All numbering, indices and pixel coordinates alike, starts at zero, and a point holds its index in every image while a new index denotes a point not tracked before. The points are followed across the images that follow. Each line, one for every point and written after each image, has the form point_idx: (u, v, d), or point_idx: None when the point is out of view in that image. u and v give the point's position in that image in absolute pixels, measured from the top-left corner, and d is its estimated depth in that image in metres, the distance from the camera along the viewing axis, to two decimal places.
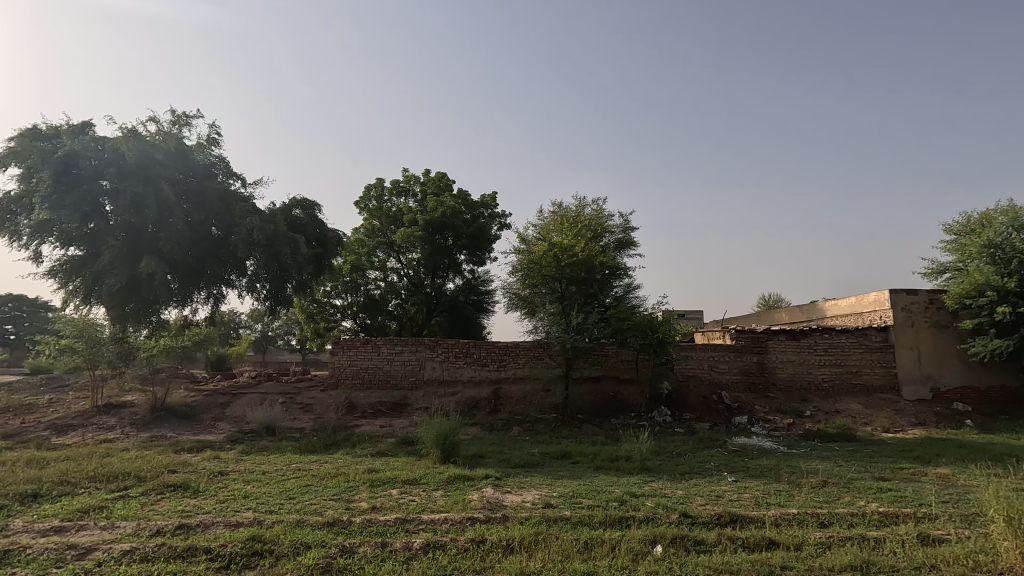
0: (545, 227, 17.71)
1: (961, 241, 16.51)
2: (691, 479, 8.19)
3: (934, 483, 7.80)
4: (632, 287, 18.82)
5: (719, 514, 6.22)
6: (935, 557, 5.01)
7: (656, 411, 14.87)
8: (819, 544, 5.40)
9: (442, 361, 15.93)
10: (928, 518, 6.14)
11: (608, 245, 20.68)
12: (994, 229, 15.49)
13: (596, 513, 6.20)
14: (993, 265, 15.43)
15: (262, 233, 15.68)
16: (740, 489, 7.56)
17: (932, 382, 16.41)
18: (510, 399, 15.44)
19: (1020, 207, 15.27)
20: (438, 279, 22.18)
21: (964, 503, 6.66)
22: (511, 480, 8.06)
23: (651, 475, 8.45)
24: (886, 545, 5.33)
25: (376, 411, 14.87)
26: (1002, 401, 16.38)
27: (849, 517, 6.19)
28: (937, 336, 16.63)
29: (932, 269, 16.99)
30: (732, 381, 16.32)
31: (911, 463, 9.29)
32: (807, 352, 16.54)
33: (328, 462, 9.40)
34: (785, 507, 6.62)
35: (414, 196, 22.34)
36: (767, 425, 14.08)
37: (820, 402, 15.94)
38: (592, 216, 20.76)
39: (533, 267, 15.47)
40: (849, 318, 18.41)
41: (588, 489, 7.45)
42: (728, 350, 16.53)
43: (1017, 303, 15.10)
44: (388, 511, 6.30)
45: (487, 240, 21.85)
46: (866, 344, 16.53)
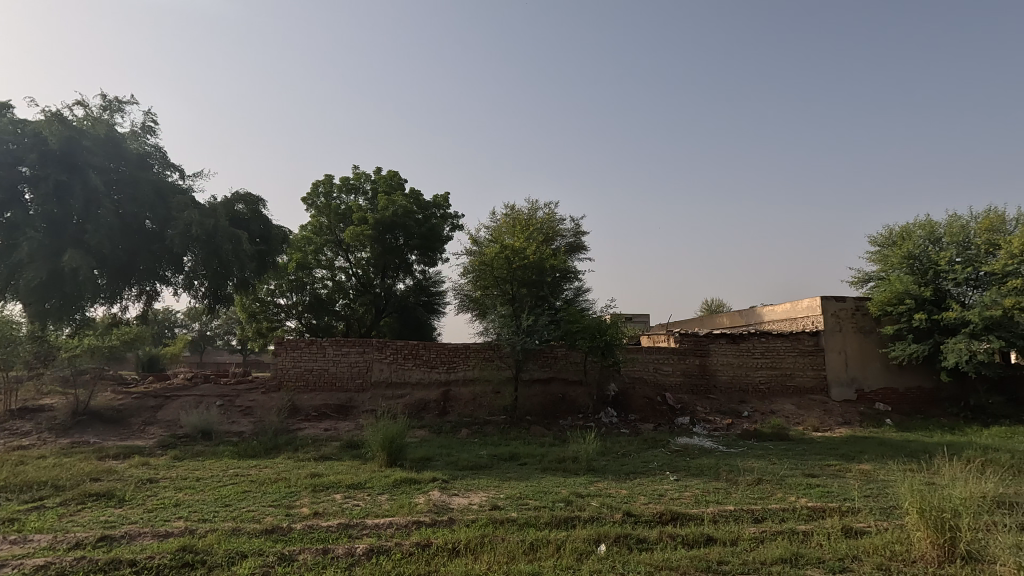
0: (497, 229, 17.75)
1: (884, 252, 17.69)
2: (635, 479, 8.39)
3: (857, 479, 8.32)
4: (582, 290, 19.12)
5: (660, 512, 6.39)
6: (857, 548, 5.33)
7: (603, 413, 15.16)
8: (753, 538, 5.65)
9: (390, 362, 15.68)
10: (851, 511, 6.54)
11: (559, 249, 20.94)
12: (913, 242, 16.71)
13: (542, 514, 6.25)
14: (911, 275, 16.62)
15: (201, 228, 14.93)
16: (681, 488, 7.82)
17: (857, 384, 17.51)
18: (459, 401, 15.35)
19: (936, 222, 16.52)
20: (388, 279, 21.79)
21: (883, 497, 7.15)
22: (459, 482, 8.01)
23: (597, 475, 8.62)
24: (813, 538, 5.63)
25: (320, 413, 14.44)
26: (919, 401, 17.63)
27: (781, 512, 6.52)
28: (862, 341, 17.75)
29: (859, 278, 18.13)
30: (675, 383, 16.85)
31: (838, 460, 9.89)
32: (745, 356, 17.30)
33: (269, 468, 9.05)
34: (723, 504, 6.90)
35: (364, 194, 21.90)
36: (708, 425, 14.64)
37: (757, 403, 16.69)
38: (544, 219, 20.97)
39: (484, 269, 15.49)
40: (784, 323, 19.40)
41: (534, 490, 7.50)
42: (672, 353, 17.05)
43: (932, 311, 16.34)
44: (330, 517, 6.13)
45: (439, 241, 21.64)
46: (799, 348, 17.46)
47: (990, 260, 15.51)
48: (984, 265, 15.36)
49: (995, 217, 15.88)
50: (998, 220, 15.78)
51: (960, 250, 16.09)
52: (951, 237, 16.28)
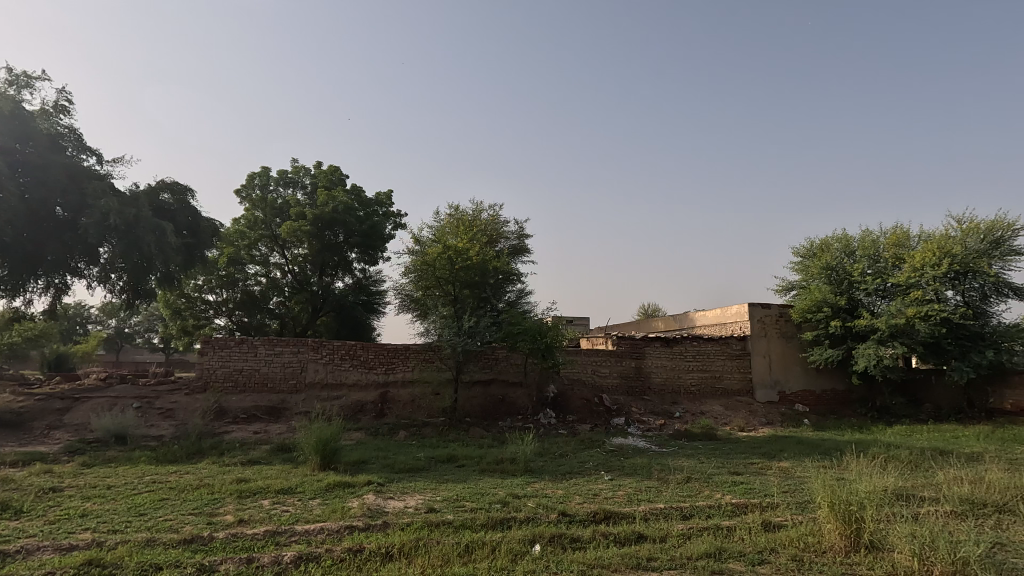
0: (441, 229, 17.59)
1: (805, 263, 18.90)
2: (571, 479, 8.55)
3: (777, 476, 8.84)
4: (524, 293, 19.27)
5: (595, 511, 6.53)
6: (775, 541, 5.65)
7: (542, 414, 15.29)
8: (681, 535, 5.88)
9: (326, 363, 15.20)
10: (771, 506, 6.94)
11: (502, 251, 21.01)
12: (830, 254, 17.96)
13: (478, 516, 6.24)
14: (829, 285, 17.85)
15: (121, 217, 13.94)
16: (615, 487, 8.03)
17: (779, 386, 18.58)
18: (397, 402, 15.08)
19: (851, 236, 17.84)
20: (326, 277, 21.07)
21: (799, 492, 7.63)
22: (394, 485, 7.86)
23: (534, 476, 8.70)
24: (736, 533, 5.93)
25: (250, 416, 13.79)
26: (833, 402, 18.89)
27: (707, 509, 6.82)
28: (784, 346, 18.87)
29: (783, 286, 19.27)
30: (612, 385, 17.29)
31: (760, 458, 10.46)
32: (678, 359, 18.00)
33: (190, 474, 8.53)
34: (654, 502, 7.14)
35: (303, 188, 21.16)
36: (642, 426, 15.11)
37: (688, 404, 17.37)
38: (488, 220, 20.98)
39: (427, 269, 15.32)
40: (715, 328, 20.33)
41: (471, 492, 7.47)
42: (610, 355, 17.49)
43: (846, 318, 17.61)
44: (257, 524, 5.85)
45: (381, 240, 21.17)
46: (727, 352, 18.35)
47: (897, 273, 16.91)
48: (891, 277, 16.73)
49: (901, 233, 17.33)
50: (904, 236, 17.23)
51: (871, 263, 17.44)
52: (863, 251, 17.62)
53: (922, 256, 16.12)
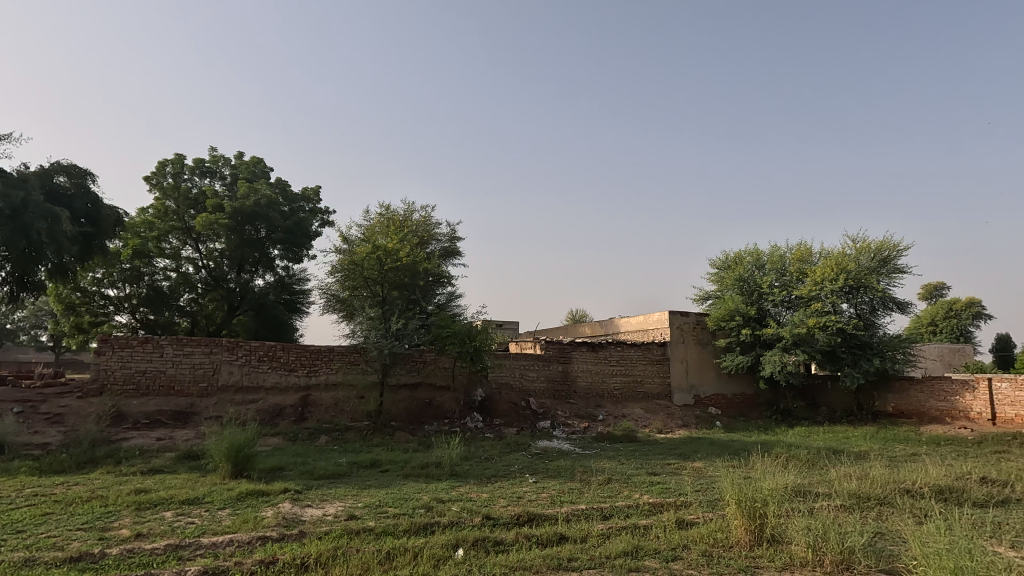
0: (370, 228, 17.17)
1: (720, 275, 20.10)
2: (496, 482, 8.58)
3: (690, 475, 9.31)
4: (454, 295, 19.18)
5: (518, 514, 6.59)
6: (687, 538, 5.93)
7: (469, 417, 15.18)
8: (600, 534, 6.05)
9: (241, 365, 14.39)
10: (684, 505, 7.30)
11: (433, 253, 20.78)
12: (743, 267, 19.24)
13: (400, 522, 6.11)
14: (741, 295, 19.10)
15: (5, 201, 12.53)
16: (539, 489, 8.14)
17: (695, 391, 19.59)
18: (319, 406, 14.49)
19: (762, 250, 19.19)
20: (245, 274, 19.95)
21: (710, 490, 8.09)
22: (313, 492, 7.54)
23: (459, 480, 8.64)
24: (652, 532, 6.18)
25: (153, 421, 12.76)
26: (743, 405, 20.14)
27: (626, 509, 7.07)
28: (700, 352, 19.94)
29: (700, 295, 20.38)
30: (539, 389, 17.54)
31: (676, 459, 10.97)
32: (602, 363, 18.56)
33: (80, 485, 7.76)
34: (576, 503, 7.30)
35: (222, 178, 19.95)
36: (566, 428, 15.41)
37: (611, 407, 17.93)
38: (420, 221, 20.70)
39: (354, 269, 14.90)
40: (638, 334, 21.15)
41: (394, 497, 7.31)
42: (537, 359, 17.75)
43: (755, 327, 18.88)
44: (157, 538, 5.41)
45: (306, 236, 20.33)
46: (649, 357, 19.12)
47: (800, 286, 18.38)
48: (795, 290, 18.17)
49: (805, 250, 18.85)
50: (807, 252, 18.74)
51: (778, 276, 18.84)
52: (772, 264, 19.00)
53: (822, 271, 17.62)
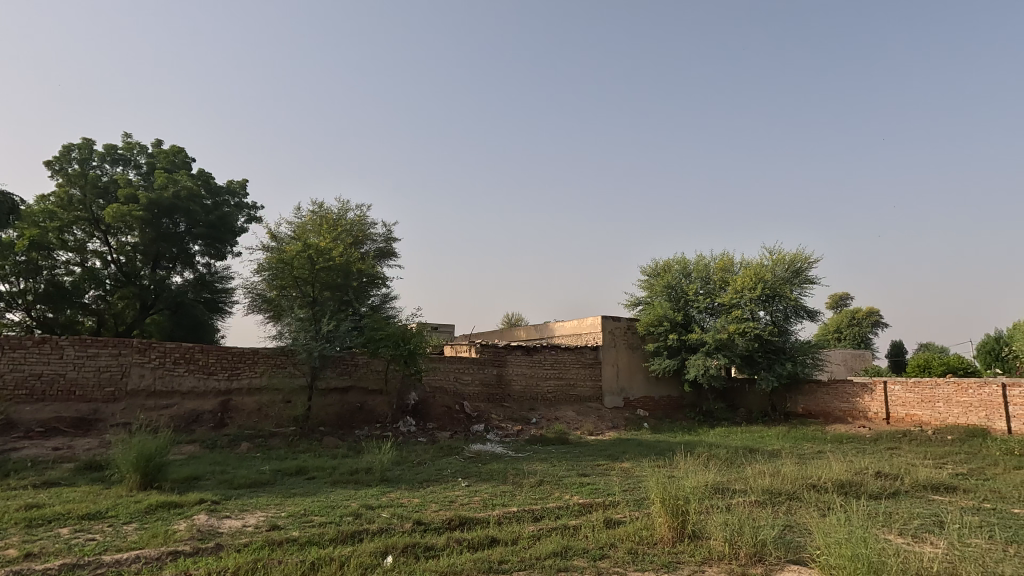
0: (301, 226, 16.55)
1: (649, 282, 20.90)
2: (427, 487, 8.48)
3: (619, 476, 9.60)
4: (389, 297, 18.81)
5: (450, 518, 6.54)
6: (615, 537, 6.11)
7: (401, 421, 14.85)
8: (531, 536, 6.12)
9: (154, 367, 13.41)
10: (612, 504, 7.51)
11: (368, 253, 20.27)
12: (671, 274, 20.13)
13: (326, 531, 5.91)
14: (669, 302, 19.98)
15: None
16: (471, 493, 8.12)
17: (625, 393, 20.23)
18: (241, 411, 13.75)
19: (688, 259, 20.14)
20: (160, 271, 18.64)
21: (636, 490, 8.40)
22: (232, 503, 7.13)
23: (389, 486, 8.45)
24: (581, 531, 6.32)
25: (49, 430, 11.62)
26: (669, 407, 20.97)
27: (557, 510, 7.18)
28: (630, 356, 20.61)
29: (631, 301, 21.09)
30: (473, 392, 17.52)
31: (605, 460, 11.27)
32: (536, 367, 18.81)
33: None
34: (507, 506, 7.34)
35: (136, 167, 18.55)
36: (500, 431, 15.43)
37: (544, 410, 18.17)
38: (354, 220, 20.17)
39: (283, 267, 14.30)
40: (572, 338, 21.59)
41: (320, 505, 7.06)
42: (472, 363, 17.75)
43: (681, 332, 19.77)
44: (50, 557, 4.94)
45: (230, 232, 19.27)
46: (581, 361, 19.55)
47: (722, 293, 19.44)
48: (718, 297, 19.21)
49: (728, 260, 19.96)
50: (729, 262, 19.85)
51: (702, 284, 19.86)
52: (697, 273, 20.00)
53: (742, 281, 18.72)
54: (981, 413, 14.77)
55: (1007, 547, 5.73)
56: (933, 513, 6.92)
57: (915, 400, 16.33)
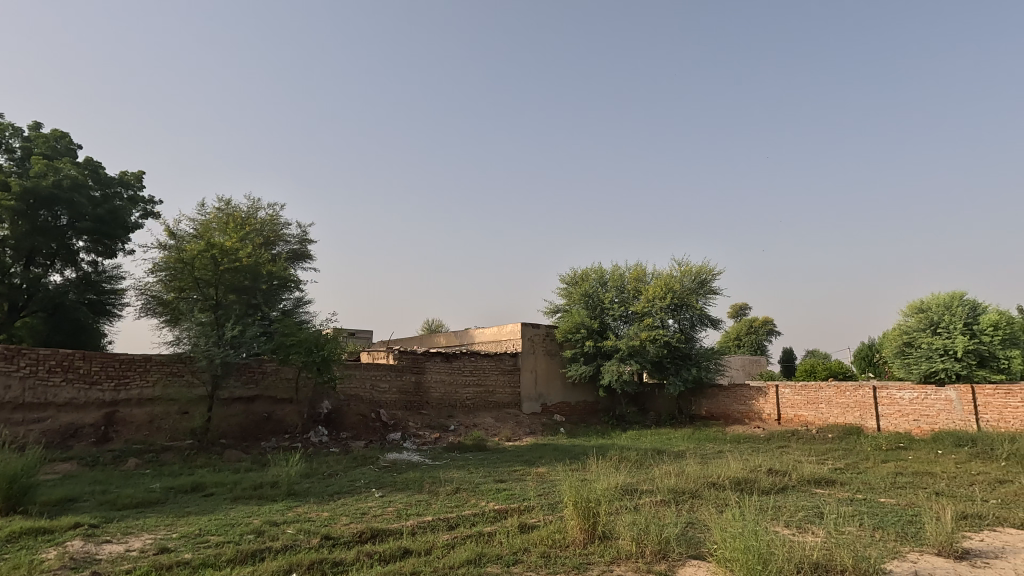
0: (205, 224, 15.44)
1: (568, 290, 21.45)
2: (338, 499, 8.13)
3: (535, 481, 9.73)
4: (301, 301, 17.97)
5: (361, 531, 6.32)
6: (528, 541, 6.18)
7: (312, 431, 14.18)
8: (446, 545, 6.05)
9: (24, 377, 11.95)
10: (527, 509, 7.58)
11: (279, 255, 19.26)
12: (588, 283, 20.81)
13: (224, 551, 5.51)
14: (586, 310, 20.64)
15: None
16: (384, 504, 7.88)
17: (542, 399, 20.57)
18: (129, 424, 12.55)
19: (604, 269, 20.93)
20: (36, 268, 16.68)
21: (550, 494, 8.54)
22: (114, 526, 6.48)
23: (296, 500, 8.03)
24: (495, 538, 6.32)
25: None
26: (585, 412, 21.53)
27: (472, 517, 7.15)
28: (548, 363, 21.01)
29: (550, 308, 21.54)
30: (390, 400, 17.11)
31: (521, 465, 11.39)
32: (456, 373, 18.71)
33: None
34: (422, 515, 7.21)
35: (8, 152, 16.49)
36: (417, 439, 15.11)
37: (462, 417, 18.05)
38: (265, 219, 19.10)
39: (183, 268, 13.26)
40: (492, 345, 21.69)
41: (218, 524, 6.57)
42: (389, 370, 17.34)
43: (597, 339, 20.44)
44: None
45: (122, 228, 17.62)
46: (500, 367, 19.67)
47: (635, 302, 20.34)
48: (631, 306, 20.09)
49: (641, 270, 20.91)
50: (642, 272, 20.80)
51: (618, 292, 20.69)
52: (613, 282, 20.81)
53: (654, 291, 19.70)
54: (856, 413, 16.41)
55: (874, 533, 6.41)
56: (816, 505, 7.61)
57: (802, 402, 17.86)
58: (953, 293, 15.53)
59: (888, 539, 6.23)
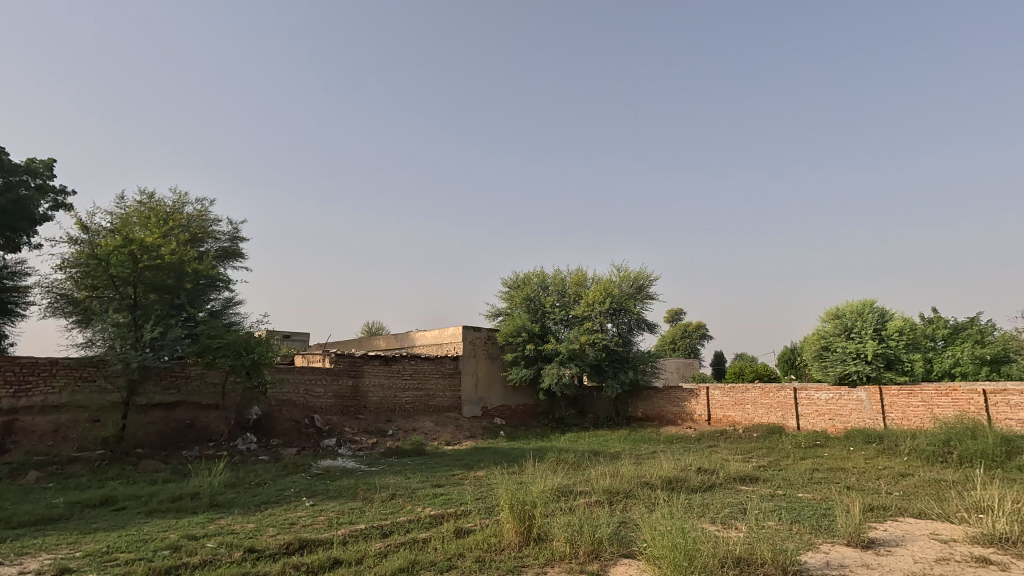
0: (124, 218, 14.41)
1: (510, 293, 21.54)
2: (265, 510, 7.76)
3: (472, 484, 9.68)
4: (231, 301, 17.10)
5: (288, 542, 6.06)
6: (464, 546, 6.12)
7: (239, 439, 13.49)
8: (378, 553, 5.89)
9: None
10: (463, 514, 7.53)
11: (207, 252, 18.27)
12: (530, 287, 20.99)
13: (135, 569, 5.13)
14: (527, 313, 20.79)
15: None
16: (315, 513, 7.59)
17: (483, 402, 20.53)
18: (30, 434, 11.50)
19: (546, 273, 21.18)
20: None
21: (488, 498, 8.51)
22: (7, 546, 5.89)
23: (219, 511, 7.59)
24: (430, 544, 6.23)
25: None
26: (525, 415, 21.66)
27: (406, 524, 7.01)
28: (489, 366, 20.99)
29: (492, 312, 21.55)
30: (325, 405, 16.56)
31: (460, 469, 11.30)
32: (395, 377, 18.37)
33: None
34: (355, 523, 7.00)
35: None
36: (353, 445, 14.68)
37: (401, 421, 17.71)
38: (193, 214, 18.06)
39: (96, 265, 12.30)
40: (432, 348, 21.46)
41: (129, 540, 6.11)
42: (325, 374, 16.79)
43: (538, 342, 20.64)
44: None
45: (28, 220, 16.17)
46: (441, 371, 19.48)
47: (575, 306, 20.69)
48: (572, 310, 20.43)
49: (581, 274, 21.31)
50: (583, 277, 21.19)
51: (559, 296, 20.99)
52: (554, 286, 21.10)
53: (594, 295, 20.12)
54: (778, 413, 17.37)
55: (791, 527, 6.79)
56: (740, 502, 7.97)
57: (730, 403, 18.73)
58: (864, 301, 16.79)
59: (804, 532, 6.62)
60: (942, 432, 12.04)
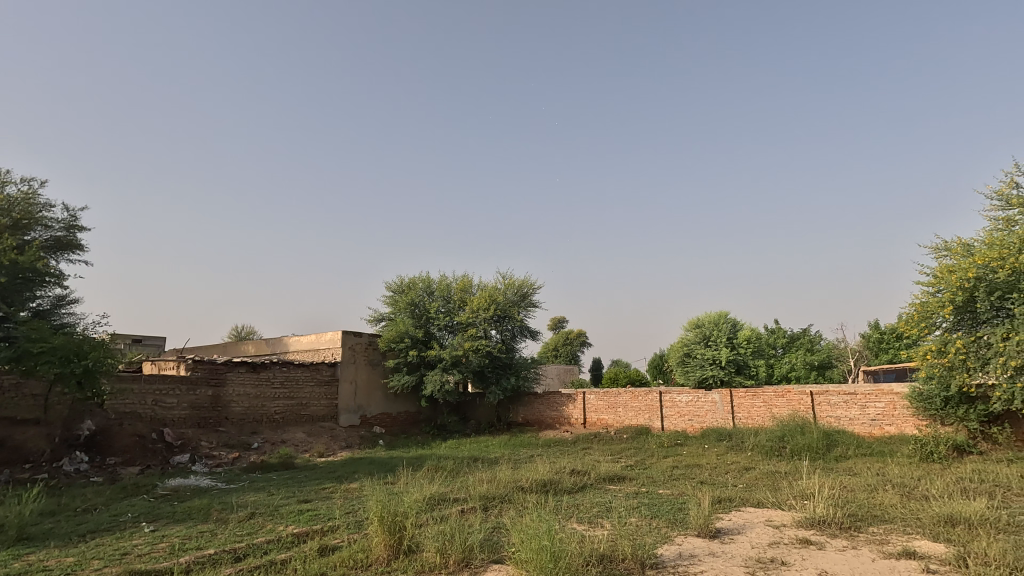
0: None
1: (393, 298, 20.94)
2: (92, 540, 6.73)
3: (343, 498, 9.19)
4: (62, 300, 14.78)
5: None
6: (327, 564, 5.75)
7: (65, 459, 11.58)
8: None
9: None
10: (330, 530, 7.09)
11: (34, 241, 15.64)
12: (415, 292, 20.58)
13: None
14: (411, 319, 20.37)
15: None
16: (155, 540, 6.72)
17: (361, 411, 19.71)
18: None
19: (433, 278, 20.94)
20: None
21: (358, 511, 8.12)
22: None
23: (30, 546, 6.44)
24: (290, 565, 5.77)
25: None
26: (405, 423, 21.12)
27: (264, 545, 6.44)
28: (369, 373, 20.23)
29: (374, 316, 20.80)
30: (178, 418, 14.88)
31: (331, 482, 10.67)
32: (263, 386, 17.03)
33: None
34: (202, 548, 6.28)
35: None
36: (210, 461, 13.31)
37: (268, 433, 16.42)
38: (15, 196, 15.37)
39: None
40: (307, 354, 20.23)
41: None
42: (179, 382, 15.09)
43: (421, 349, 20.27)
44: None
45: None
46: (316, 379, 18.42)
47: (460, 312, 20.64)
48: (456, 315, 20.36)
49: (467, 281, 21.33)
50: (468, 283, 21.22)
51: (443, 302, 20.82)
52: (440, 291, 20.89)
53: (479, 302, 20.23)
54: (646, 414, 18.64)
55: (651, 522, 7.27)
56: (606, 501, 8.38)
57: (604, 406, 19.75)
58: (720, 312, 18.64)
59: (661, 526, 7.10)
60: (779, 429, 13.64)
